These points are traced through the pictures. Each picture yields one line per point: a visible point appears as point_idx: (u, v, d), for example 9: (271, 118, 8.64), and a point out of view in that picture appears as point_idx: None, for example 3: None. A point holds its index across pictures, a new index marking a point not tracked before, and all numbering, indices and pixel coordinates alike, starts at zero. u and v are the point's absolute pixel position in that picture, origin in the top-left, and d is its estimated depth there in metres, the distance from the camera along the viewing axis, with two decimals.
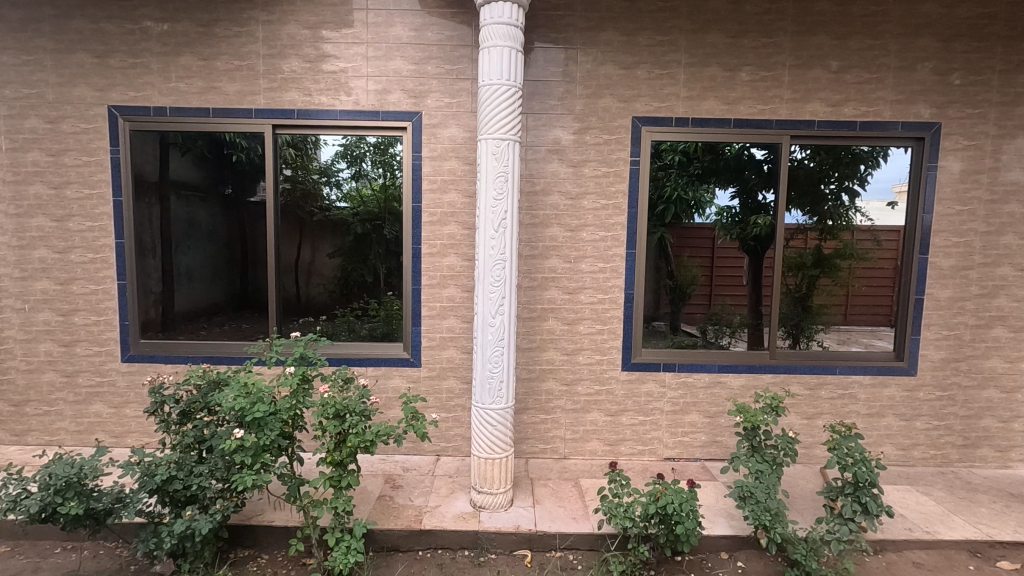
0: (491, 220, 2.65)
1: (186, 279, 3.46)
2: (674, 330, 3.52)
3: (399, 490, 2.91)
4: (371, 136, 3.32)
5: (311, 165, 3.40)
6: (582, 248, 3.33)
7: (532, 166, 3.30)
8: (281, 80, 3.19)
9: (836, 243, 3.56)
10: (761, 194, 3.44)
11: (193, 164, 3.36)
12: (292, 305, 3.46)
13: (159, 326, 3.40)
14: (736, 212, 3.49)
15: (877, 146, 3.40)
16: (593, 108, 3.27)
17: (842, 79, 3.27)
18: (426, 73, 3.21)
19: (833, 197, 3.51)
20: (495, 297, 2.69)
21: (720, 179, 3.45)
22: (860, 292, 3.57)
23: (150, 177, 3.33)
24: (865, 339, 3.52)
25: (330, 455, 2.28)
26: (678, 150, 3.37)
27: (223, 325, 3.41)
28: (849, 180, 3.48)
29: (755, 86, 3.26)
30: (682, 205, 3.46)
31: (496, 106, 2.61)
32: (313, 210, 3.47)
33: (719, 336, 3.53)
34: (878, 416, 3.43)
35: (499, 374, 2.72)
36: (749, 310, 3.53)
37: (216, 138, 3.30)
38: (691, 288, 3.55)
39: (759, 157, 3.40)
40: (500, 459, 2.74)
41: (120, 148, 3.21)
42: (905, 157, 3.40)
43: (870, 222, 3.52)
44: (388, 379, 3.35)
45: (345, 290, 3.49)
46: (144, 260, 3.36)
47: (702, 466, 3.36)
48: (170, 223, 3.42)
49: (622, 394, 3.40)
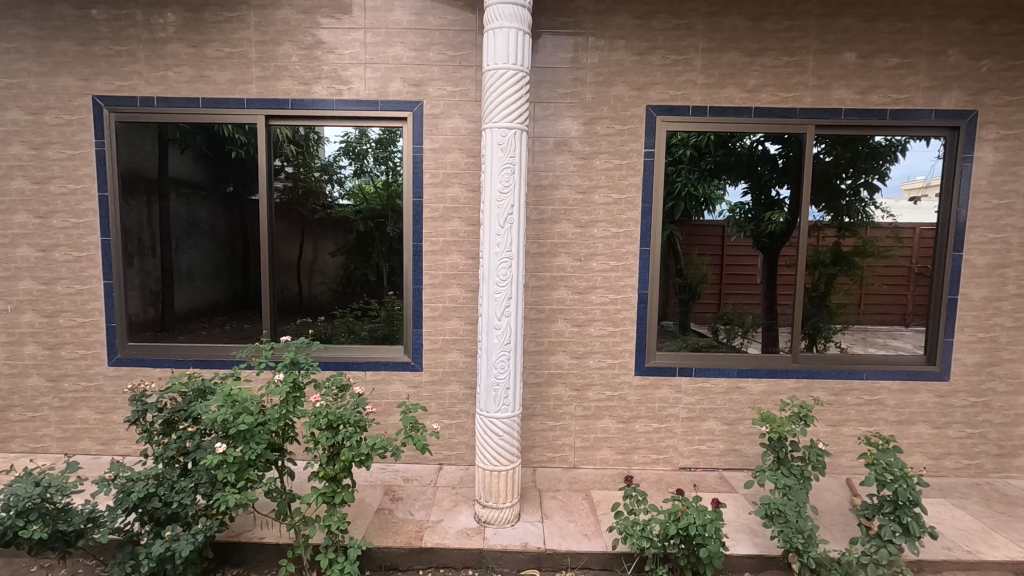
0: (497, 215, 2.47)
1: (186, 278, 3.29)
2: (683, 330, 3.32)
3: (399, 503, 2.73)
4: (374, 130, 3.14)
5: (313, 162, 3.23)
6: (593, 245, 3.14)
7: (540, 158, 3.11)
8: (275, 67, 3.02)
9: (855, 240, 3.34)
10: (775, 189, 3.25)
11: (193, 161, 3.19)
12: (292, 305, 3.29)
13: (158, 326, 3.24)
14: (750, 208, 3.29)
15: (898, 138, 3.20)
16: (604, 96, 3.08)
17: (870, 64, 3.06)
18: (428, 60, 3.03)
19: (850, 193, 3.29)
20: (501, 298, 2.51)
21: (731, 175, 3.26)
22: (878, 292, 3.37)
23: (149, 174, 3.19)
24: (883, 339, 3.32)
25: (322, 470, 2.11)
26: (689, 144, 3.17)
27: (223, 325, 3.24)
28: (868, 175, 3.27)
29: (777, 72, 3.06)
30: (692, 201, 3.26)
31: (502, 92, 2.42)
32: (314, 208, 3.29)
33: (732, 337, 3.33)
34: (909, 424, 3.22)
35: (505, 381, 2.54)
36: (763, 309, 3.34)
37: (215, 134, 3.13)
38: (701, 288, 3.34)
39: (774, 152, 3.20)
40: (506, 471, 2.56)
41: (115, 145, 3.08)
42: (934, 150, 3.19)
43: (892, 219, 3.31)
44: (388, 384, 3.17)
45: (347, 289, 3.30)
46: (142, 259, 3.22)
47: (720, 476, 3.17)
48: (170, 221, 3.25)
49: (634, 401, 3.21)
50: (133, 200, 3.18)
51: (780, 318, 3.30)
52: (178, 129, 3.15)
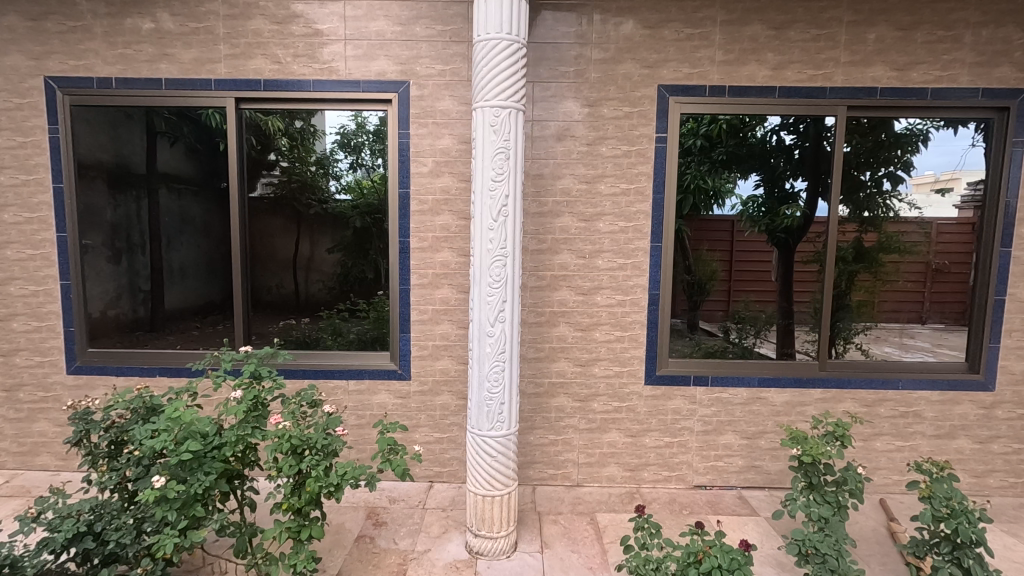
0: (489, 207, 2.17)
1: (171, 278, 3.00)
2: (692, 329, 3.00)
3: (382, 529, 2.45)
4: (370, 119, 2.85)
5: (309, 156, 2.95)
6: (598, 241, 2.84)
7: (540, 145, 2.80)
8: (245, 44, 2.72)
9: (878, 235, 2.99)
10: (789, 181, 2.95)
11: (177, 153, 2.90)
12: (285, 305, 3.02)
13: (130, 330, 2.97)
14: (762, 202, 2.97)
15: (920, 125, 2.88)
16: (611, 75, 2.77)
17: (909, 37, 2.73)
18: (415, 36, 2.72)
19: (872, 185, 2.96)
20: (495, 302, 2.21)
21: (743, 168, 2.95)
22: (909, 291, 3.04)
23: (138, 169, 2.93)
24: (899, 339, 3.02)
25: (286, 501, 1.84)
26: (700, 133, 2.86)
27: (212, 326, 2.96)
28: (890, 165, 2.93)
29: (805, 47, 2.73)
30: (700, 194, 2.94)
31: (493, 64, 2.12)
32: (310, 202, 3.00)
33: (743, 338, 3.02)
34: (949, 438, 2.91)
35: (499, 396, 2.24)
36: (778, 308, 3.02)
37: (205, 126, 2.84)
38: (710, 284, 3.03)
39: (790, 142, 2.89)
40: (500, 497, 2.26)
41: (92, 138, 2.85)
42: (966, 136, 2.88)
43: (918, 213, 2.98)
44: (373, 395, 2.89)
45: (344, 289, 2.99)
46: (132, 256, 2.96)
47: (740, 495, 2.87)
48: (141, 218, 2.96)
49: (645, 413, 2.91)
50: (122, 195, 2.94)
51: (797, 318, 3.00)
52: (163, 119, 2.87)
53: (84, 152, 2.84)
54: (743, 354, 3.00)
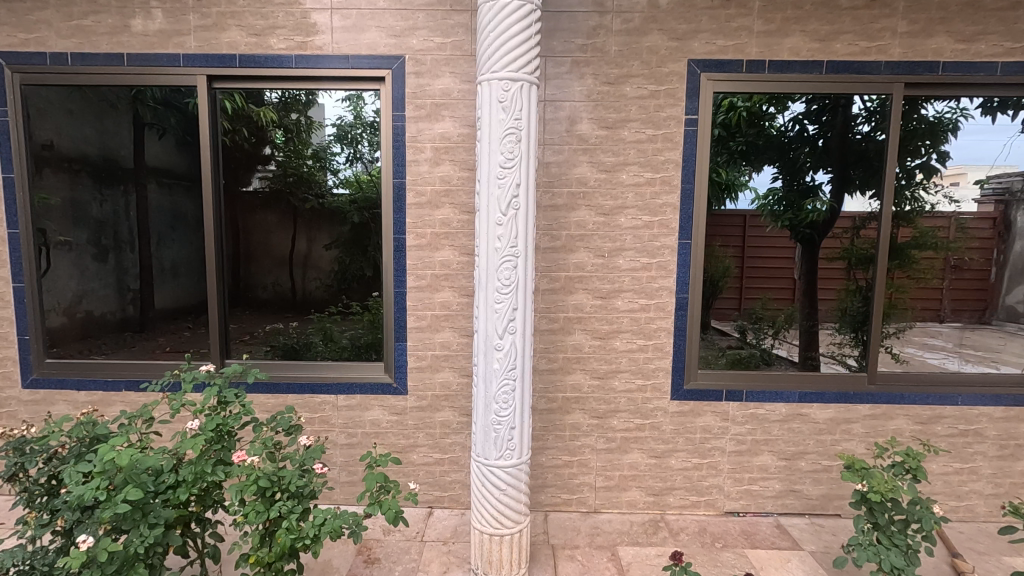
0: (497, 197, 1.83)
1: (144, 279, 2.67)
2: (704, 330, 2.65)
3: (374, 568, 2.14)
4: (368, 108, 2.53)
5: (305, 150, 2.64)
6: (620, 237, 2.51)
7: (553, 129, 2.47)
8: (217, 13, 2.39)
9: (913, 231, 2.66)
10: (811, 172, 2.64)
11: (154, 142, 2.60)
12: (275, 305, 2.70)
13: (93, 336, 2.65)
14: (782, 195, 2.65)
15: (948, 114, 2.55)
16: (634, 48, 2.43)
17: (977, 3, 2.38)
18: (411, 4, 2.39)
19: (905, 175, 2.62)
20: (504, 309, 1.89)
21: (765, 159, 2.63)
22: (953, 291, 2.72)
23: (124, 162, 2.63)
24: (920, 339, 2.70)
25: (253, 554, 1.53)
26: (717, 122, 2.53)
27: (187, 331, 2.63)
28: (926, 155, 2.60)
29: (857, 15, 2.39)
30: (714, 186, 2.58)
31: (503, 29, 1.78)
32: (306, 197, 2.68)
33: (760, 339, 2.69)
34: (1013, 459, 2.57)
35: (508, 420, 1.92)
36: (804, 307, 2.71)
37: (193, 116, 2.51)
38: (722, 282, 2.67)
39: (812, 131, 2.59)
40: (508, 536, 1.95)
41: (54, 125, 2.55)
42: (1008, 125, 2.58)
43: (956, 208, 2.66)
44: (365, 411, 2.57)
45: (340, 289, 2.68)
46: (118, 254, 2.66)
47: (777, 524, 2.55)
48: (109, 213, 2.64)
49: (670, 431, 2.59)
50: (106, 189, 2.64)
51: (822, 316, 2.69)
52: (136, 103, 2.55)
53: (43, 140, 2.54)
54: (764, 359, 2.67)
